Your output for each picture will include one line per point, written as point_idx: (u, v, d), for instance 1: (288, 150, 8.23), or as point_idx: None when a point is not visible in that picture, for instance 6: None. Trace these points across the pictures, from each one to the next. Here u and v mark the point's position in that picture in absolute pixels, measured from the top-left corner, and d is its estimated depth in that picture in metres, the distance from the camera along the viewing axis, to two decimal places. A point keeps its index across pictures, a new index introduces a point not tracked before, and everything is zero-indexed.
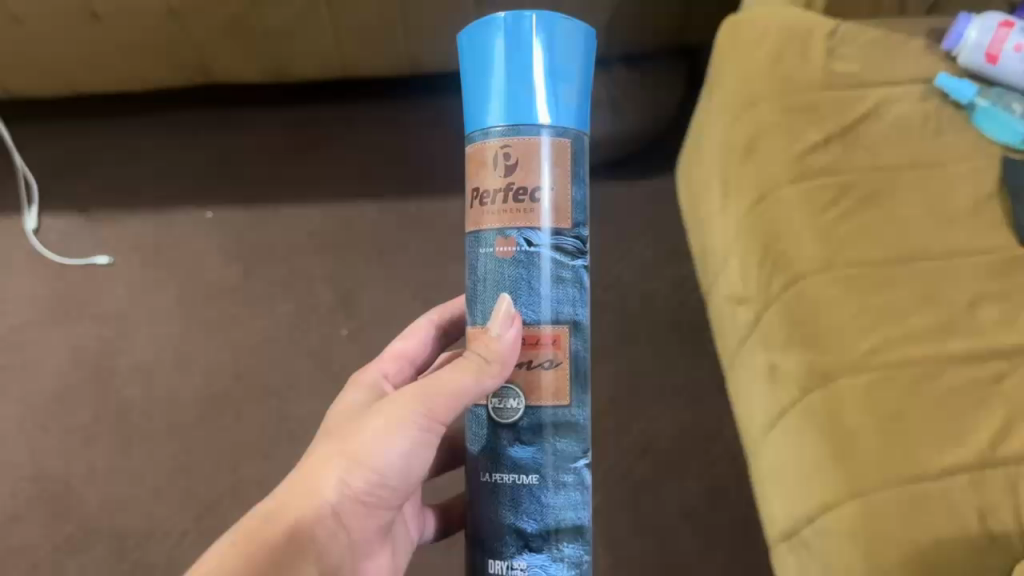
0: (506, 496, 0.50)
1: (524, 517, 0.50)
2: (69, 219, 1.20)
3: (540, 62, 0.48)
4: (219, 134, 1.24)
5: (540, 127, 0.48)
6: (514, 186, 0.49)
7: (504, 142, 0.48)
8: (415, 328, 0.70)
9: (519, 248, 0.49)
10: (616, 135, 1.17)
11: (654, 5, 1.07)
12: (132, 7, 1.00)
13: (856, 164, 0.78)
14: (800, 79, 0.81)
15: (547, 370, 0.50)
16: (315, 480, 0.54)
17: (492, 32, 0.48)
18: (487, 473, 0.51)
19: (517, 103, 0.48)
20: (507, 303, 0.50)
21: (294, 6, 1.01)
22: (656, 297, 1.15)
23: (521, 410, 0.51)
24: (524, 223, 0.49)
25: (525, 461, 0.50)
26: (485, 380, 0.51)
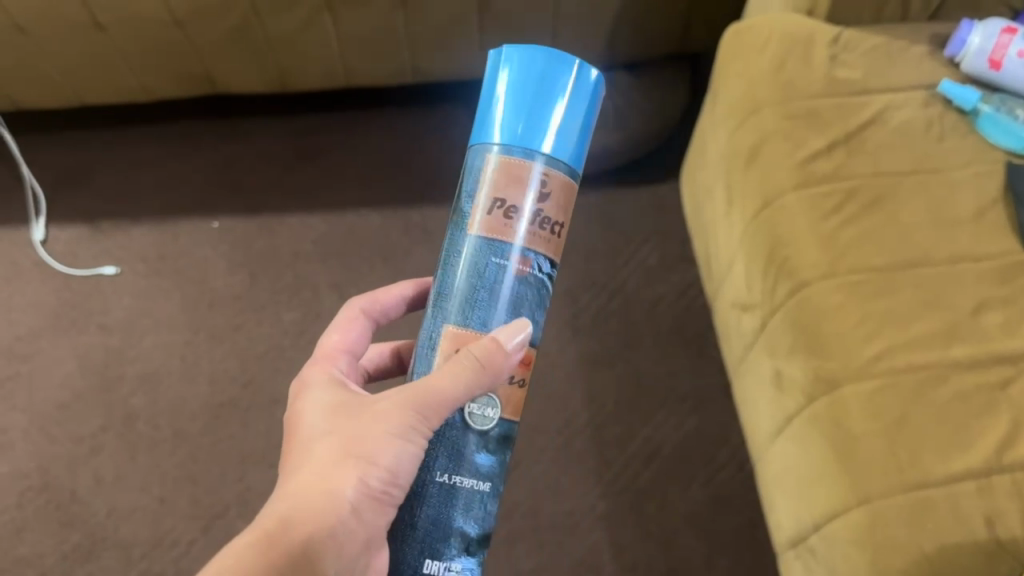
0: (461, 499, 0.50)
1: (472, 520, 0.50)
2: (76, 229, 1.20)
3: (585, 115, 0.51)
4: (225, 143, 1.25)
5: (572, 170, 0.51)
6: (546, 215, 0.50)
7: (544, 171, 0.50)
8: (345, 319, 0.63)
9: (535, 272, 0.51)
10: (620, 142, 1.18)
11: (656, 12, 1.07)
12: (135, 16, 1.00)
13: (858, 170, 0.78)
14: (803, 85, 0.81)
15: (518, 388, 0.52)
16: (326, 487, 0.50)
17: (556, 66, 0.50)
18: (445, 473, 0.50)
19: (564, 141, 0.50)
20: (526, 326, 0.50)
21: (296, 15, 1.01)
22: (660, 303, 1.16)
23: (496, 420, 0.51)
24: (542, 249, 0.50)
25: (486, 468, 0.50)
26: (481, 385, 0.49)
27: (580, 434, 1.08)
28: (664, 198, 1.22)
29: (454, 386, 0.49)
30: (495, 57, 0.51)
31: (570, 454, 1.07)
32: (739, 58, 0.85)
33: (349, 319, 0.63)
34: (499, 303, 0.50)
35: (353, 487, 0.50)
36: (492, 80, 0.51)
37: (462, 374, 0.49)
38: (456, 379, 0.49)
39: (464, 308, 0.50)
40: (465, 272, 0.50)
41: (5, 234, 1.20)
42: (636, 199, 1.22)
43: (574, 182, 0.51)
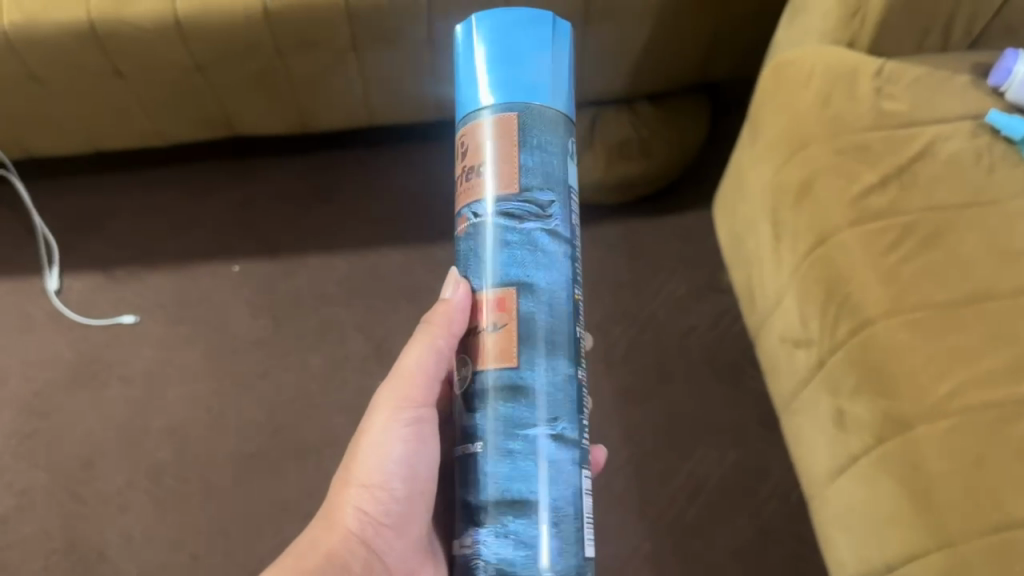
0: (464, 469, 0.54)
1: (471, 489, 0.53)
2: (90, 279, 1.17)
3: (486, 54, 0.54)
4: (241, 182, 1.23)
5: (482, 112, 0.54)
6: (465, 167, 0.55)
7: (462, 132, 0.55)
8: None
9: (468, 221, 0.55)
10: (646, 174, 1.17)
11: (683, 43, 1.07)
12: (156, 66, 0.97)
13: (914, 205, 0.77)
14: (851, 120, 0.80)
15: (491, 333, 0.53)
16: (333, 519, 0.63)
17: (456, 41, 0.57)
18: (456, 447, 0.55)
19: (468, 96, 0.55)
20: (455, 274, 0.57)
21: (321, 58, 1.00)
22: (693, 333, 1.14)
23: (470, 375, 0.54)
24: (467, 199, 0.55)
25: (473, 430, 0.53)
26: (437, 340, 0.60)
27: (620, 471, 1.06)
28: (690, 226, 1.21)
29: (408, 365, 0.62)
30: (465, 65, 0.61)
31: (611, 493, 1.05)
32: (783, 91, 0.85)
33: None
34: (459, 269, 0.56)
35: (353, 510, 0.62)
36: None
37: (424, 354, 0.61)
38: (411, 358, 0.62)
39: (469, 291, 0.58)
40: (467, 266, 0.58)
41: (17, 286, 1.17)
42: (661, 228, 1.21)
43: (486, 120, 0.54)
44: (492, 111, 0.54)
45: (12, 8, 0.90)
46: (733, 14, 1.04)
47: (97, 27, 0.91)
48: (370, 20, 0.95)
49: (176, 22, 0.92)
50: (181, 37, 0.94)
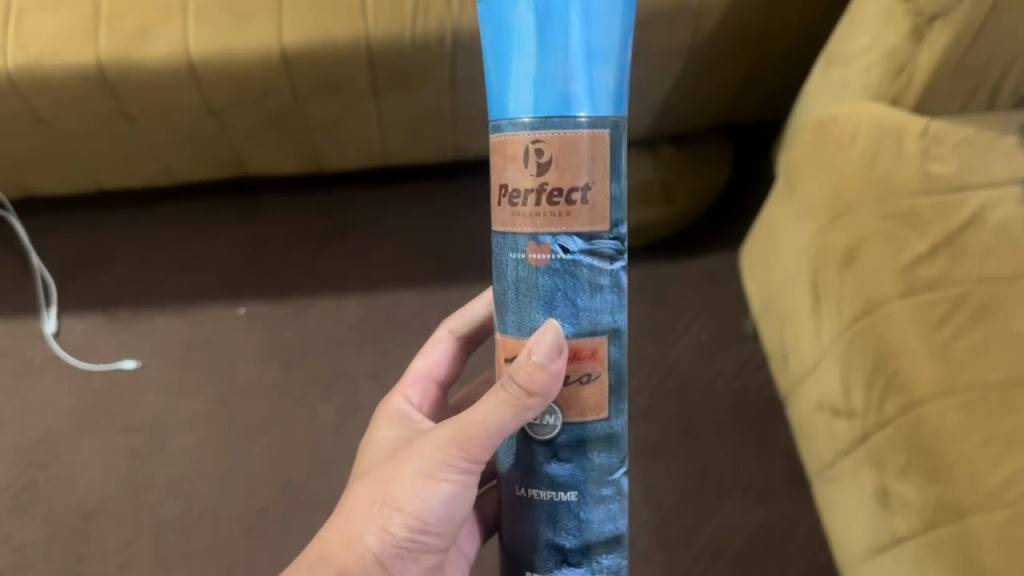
0: (547, 513, 0.57)
1: (563, 533, 0.57)
2: (91, 321, 1.12)
3: (576, 47, 0.50)
4: (250, 226, 1.17)
5: (568, 119, 0.50)
6: (547, 187, 0.51)
7: (535, 137, 0.51)
8: (435, 342, 0.82)
9: (553, 255, 0.52)
10: (669, 220, 1.13)
11: (713, 81, 1.02)
12: (169, 110, 0.93)
13: (964, 275, 0.73)
14: (898, 182, 0.77)
15: (585, 384, 0.55)
16: (355, 530, 0.62)
17: (516, 13, 0.50)
18: (524, 488, 0.57)
19: (542, 93, 0.50)
20: (554, 332, 0.53)
21: (340, 100, 0.96)
22: (717, 382, 1.10)
23: (557, 427, 0.56)
24: (559, 229, 0.52)
25: (564, 478, 0.56)
26: (520, 414, 0.56)
27: (642, 530, 1.03)
28: (712, 269, 1.16)
29: (487, 418, 0.58)
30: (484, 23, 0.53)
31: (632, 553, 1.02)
32: (824, 153, 0.82)
33: (439, 341, 0.82)
34: (527, 304, 0.54)
35: (379, 529, 0.62)
36: (486, 47, 0.53)
37: (503, 411, 0.57)
38: (489, 413, 0.58)
39: (502, 315, 0.57)
40: (494, 274, 0.56)
41: (14, 328, 1.12)
42: (684, 270, 1.16)
43: (575, 133, 0.50)
44: (577, 121, 0.50)
45: (16, 49, 0.86)
46: (768, 56, 1.00)
47: (106, 70, 0.87)
48: (391, 61, 0.91)
49: (189, 66, 0.88)
50: (195, 82, 0.90)
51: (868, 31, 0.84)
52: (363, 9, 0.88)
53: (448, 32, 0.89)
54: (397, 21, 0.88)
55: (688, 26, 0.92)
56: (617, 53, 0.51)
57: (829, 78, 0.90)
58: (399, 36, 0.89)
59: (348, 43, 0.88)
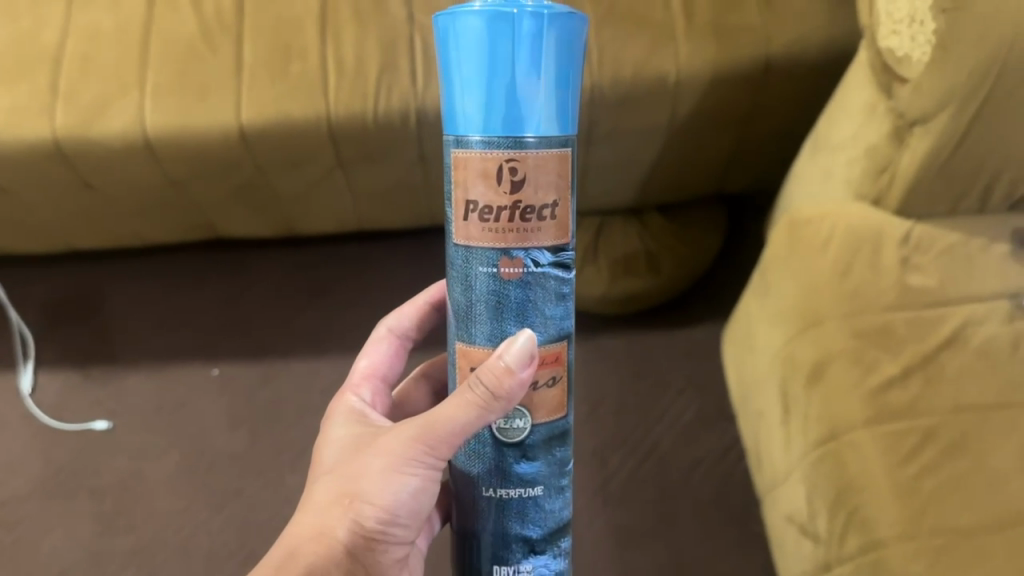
0: (514, 508, 0.61)
1: (529, 525, 0.62)
2: (67, 379, 1.12)
3: (538, 69, 0.52)
4: (228, 280, 1.14)
5: (531, 139, 0.54)
6: (520, 204, 0.55)
7: (508, 158, 0.54)
8: (375, 341, 0.80)
9: (524, 268, 0.57)
10: (658, 290, 1.08)
11: (698, 155, 0.97)
12: (132, 182, 0.92)
13: (937, 403, 0.68)
14: (873, 294, 0.71)
15: (546, 388, 0.60)
16: (323, 525, 0.62)
17: (476, 28, 0.52)
18: (493, 489, 0.61)
19: (505, 113, 0.53)
20: (529, 337, 0.57)
21: (308, 173, 0.94)
22: (699, 467, 1.05)
23: (526, 429, 0.60)
24: (529, 244, 0.56)
25: (530, 475, 0.61)
26: (485, 414, 0.58)
27: None
28: (702, 342, 1.11)
29: (453, 417, 0.59)
30: (443, 34, 0.53)
31: None
32: (796, 252, 0.77)
33: (379, 340, 0.80)
34: (496, 314, 0.58)
35: (347, 523, 0.62)
36: (443, 57, 0.54)
37: (467, 410, 0.58)
38: (457, 412, 0.59)
39: (466, 326, 0.60)
40: (458, 286, 0.59)
41: None
42: (670, 342, 1.11)
43: (543, 153, 0.54)
44: (542, 141, 0.54)
45: None
46: (755, 134, 0.95)
47: (63, 146, 0.86)
48: (355, 140, 0.89)
49: (146, 141, 0.86)
50: (155, 158, 0.88)
51: (852, 121, 0.78)
52: (326, 91, 0.86)
53: (412, 111, 0.87)
54: (360, 100, 0.86)
55: (664, 107, 0.89)
56: (572, 72, 0.54)
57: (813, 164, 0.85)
58: (362, 115, 0.86)
59: (308, 121, 0.86)
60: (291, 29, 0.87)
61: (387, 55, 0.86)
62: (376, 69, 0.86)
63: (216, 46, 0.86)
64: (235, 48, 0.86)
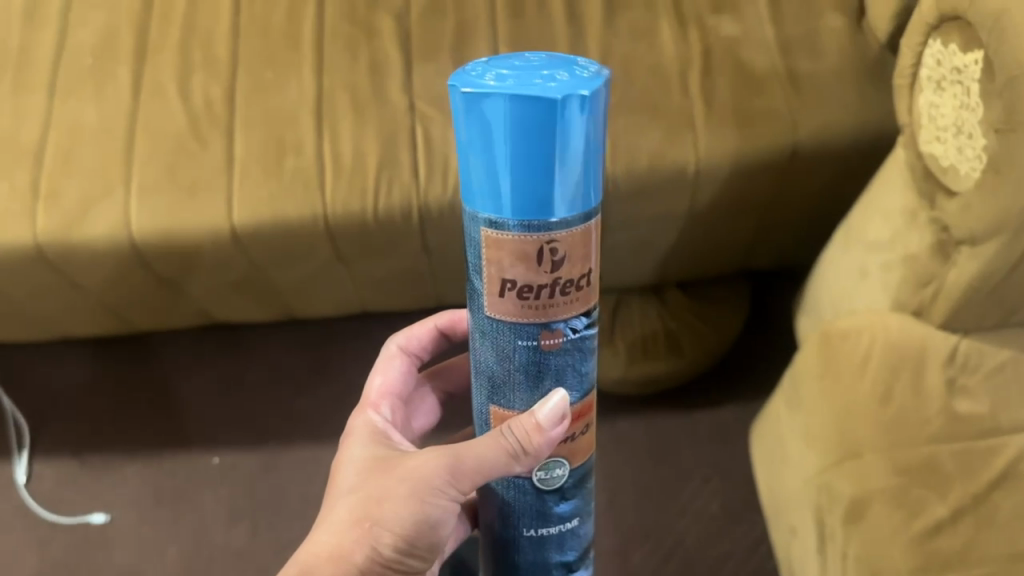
0: (553, 543, 0.50)
1: (568, 552, 0.51)
2: (61, 469, 1.06)
3: (584, 141, 0.37)
4: (225, 360, 1.12)
5: (574, 220, 0.38)
6: (562, 281, 0.40)
7: (550, 237, 0.38)
8: (385, 358, 0.64)
9: (566, 338, 0.42)
10: (677, 374, 1.01)
11: (719, 238, 0.91)
12: (120, 280, 0.87)
13: (993, 551, 0.61)
14: (915, 424, 0.66)
15: (583, 435, 0.48)
16: (334, 551, 0.51)
17: (507, 101, 0.35)
18: (530, 528, 0.50)
19: (541, 197, 0.37)
20: (565, 400, 0.44)
21: (306, 267, 0.89)
22: (729, 561, 0.95)
23: (566, 475, 0.49)
24: (572, 313, 0.41)
25: (568, 512, 0.50)
26: (516, 464, 0.46)
27: None
28: (727, 426, 1.04)
29: (484, 458, 0.46)
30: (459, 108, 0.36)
31: None
32: (830, 370, 0.71)
33: (388, 358, 0.64)
34: (535, 382, 0.44)
35: (362, 552, 0.51)
36: (456, 120, 0.37)
37: (498, 452, 0.46)
38: (489, 452, 0.46)
39: (500, 392, 0.45)
40: (488, 353, 0.44)
41: None
42: (693, 425, 1.05)
43: (591, 224, 0.39)
44: (588, 216, 0.39)
45: None
46: (782, 217, 0.89)
47: (45, 249, 0.81)
48: (352, 236, 0.83)
49: (133, 243, 0.81)
50: (141, 258, 0.83)
51: (886, 226, 0.73)
52: (323, 187, 0.81)
53: (414, 207, 0.81)
54: (358, 196, 0.80)
55: (683, 195, 0.83)
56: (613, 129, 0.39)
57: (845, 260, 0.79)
58: (360, 212, 0.81)
59: (303, 217, 0.81)
60: (285, 121, 0.82)
61: (387, 151, 0.81)
62: (375, 164, 0.81)
63: (207, 142, 0.82)
64: (226, 142, 0.82)
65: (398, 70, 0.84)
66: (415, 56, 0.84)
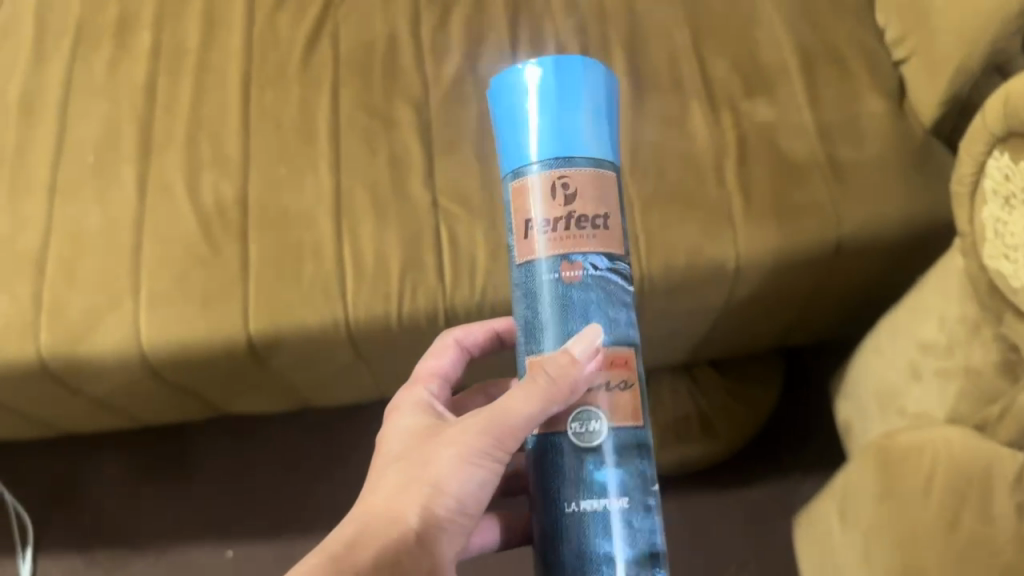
0: (597, 529, 0.42)
1: (616, 547, 0.42)
2: (68, 567, 1.01)
3: (586, 101, 0.44)
4: (237, 446, 1.06)
5: (582, 159, 0.43)
6: (574, 214, 0.43)
7: (561, 173, 0.43)
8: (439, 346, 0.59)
9: (586, 271, 0.43)
10: (711, 456, 0.98)
11: (756, 324, 0.88)
12: (129, 388, 0.83)
13: None
14: (986, 552, 0.61)
15: (621, 392, 0.44)
16: (390, 510, 0.48)
17: (521, 70, 0.44)
18: (569, 505, 0.43)
19: (553, 138, 0.43)
20: (595, 333, 0.43)
21: (326, 368, 0.84)
22: None
23: (603, 433, 0.43)
24: (587, 247, 0.43)
25: (610, 487, 0.43)
26: (554, 404, 0.43)
27: None
28: (764, 507, 1.00)
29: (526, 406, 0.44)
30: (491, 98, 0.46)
31: None
32: (892, 492, 0.68)
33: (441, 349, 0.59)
34: (563, 319, 0.43)
35: (417, 513, 0.47)
36: (494, 114, 0.46)
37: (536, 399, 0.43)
38: (529, 401, 0.44)
39: (531, 343, 0.45)
40: (520, 305, 0.45)
41: None
42: (728, 505, 1.01)
43: (599, 172, 0.43)
44: (595, 162, 0.43)
45: None
46: (823, 302, 0.85)
47: (49, 366, 0.76)
48: (376, 341, 0.78)
49: (143, 357, 0.76)
50: (152, 370, 0.78)
51: (942, 331, 0.71)
52: (343, 293, 0.76)
53: (441, 311, 0.76)
54: (381, 302, 0.76)
55: (721, 290, 0.79)
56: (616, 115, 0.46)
57: (892, 344, 0.78)
58: (384, 318, 0.76)
59: (324, 327, 0.76)
60: (302, 223, 0.78)
61: (410, 254, 0.77)
62: (399, 267, 0.76)
63: (220, 248, 0.77)
64: (240, 248, 0.77)
65: (419, 165, 0.79)
66: (436, 149, 0.80)
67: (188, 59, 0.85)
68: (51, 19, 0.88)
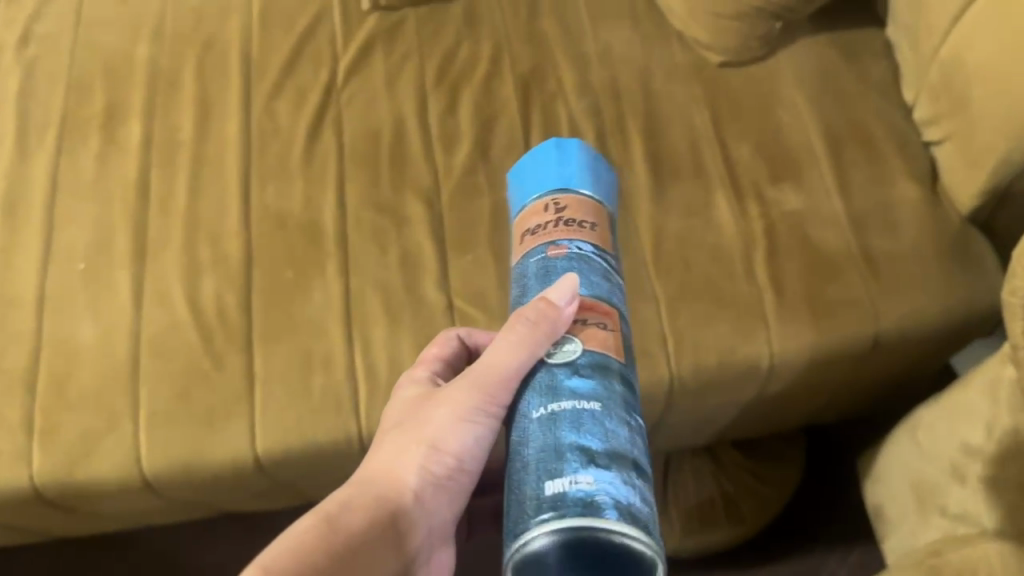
0: (566, 419, 0.38)
1: (584, 433, 0.37)
2: None
3: (584, 159, 0.46)
4: (235, 542, 1.00)
5: (578, 189, 0.44)
6: (564, 217, 0.43)
7: (554, 196, 0.44)
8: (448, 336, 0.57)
9: (570, 250, 0.42)
10: (737, 539, 0.94)
11: (782, 412, 0.85)
12: (127, 507, 0.77)
13: None
14: None
15: (601, 331, 0.41)
16: (390, 470, 0.46)
17: (531, 154, 0.47)
18: (539, 408, 0.39)
19: (553, 179, 0.45)
20: (572, 281, 0.41)
21: (336, 477, 0.78)
22: None
23: (578, 351, 0.40)
24: (572, 234, 0.43)
25: (583, 390, 0.39)
26: (538, 349, 0.41)
27: None
28: None
29: (509, 353, 0.42)
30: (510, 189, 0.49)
31: None
32: None
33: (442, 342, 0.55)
34: (545, 282, 0.42)
35: (416, 475, 0.46)
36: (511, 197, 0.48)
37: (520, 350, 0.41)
38: (512, 350, 0.42)
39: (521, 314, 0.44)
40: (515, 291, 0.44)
41: None
42: None
43: (592, 202, 0.44)
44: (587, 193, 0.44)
45: None
46: (851, 390, 0.82)
47: (44, 493, 0.71)
48: None
49: (144, 481, 0.71)
50: (153, 492, 0.73)
51: (982, 433, 0.68)
52: (355, 404, 0.71)
53: None
54: None
55: (753, 388, 0.75)
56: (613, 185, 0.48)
57: (926, 446, 0.75)
58: None
59: (337, 444, 0.71)
60: (311, 332, 0.73)
61: None
62: None
63: (223, 360, 0.72)
64: (245, 360, 0.73)
65: (432, 264, 0.75)
66: (450, 247, 0.76)
67: (182, 153, 0.81)
68: (34, 111, 0.83)
